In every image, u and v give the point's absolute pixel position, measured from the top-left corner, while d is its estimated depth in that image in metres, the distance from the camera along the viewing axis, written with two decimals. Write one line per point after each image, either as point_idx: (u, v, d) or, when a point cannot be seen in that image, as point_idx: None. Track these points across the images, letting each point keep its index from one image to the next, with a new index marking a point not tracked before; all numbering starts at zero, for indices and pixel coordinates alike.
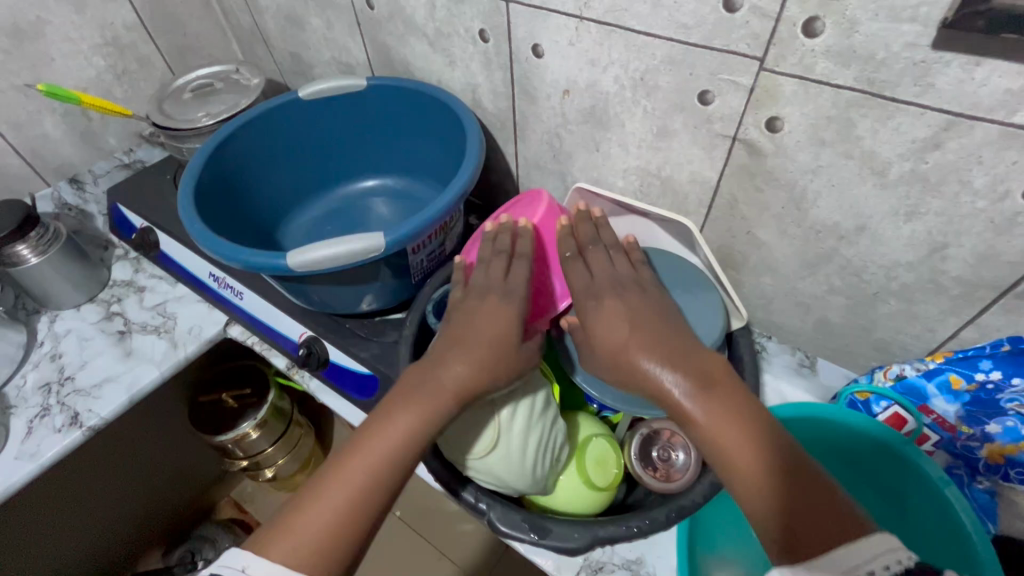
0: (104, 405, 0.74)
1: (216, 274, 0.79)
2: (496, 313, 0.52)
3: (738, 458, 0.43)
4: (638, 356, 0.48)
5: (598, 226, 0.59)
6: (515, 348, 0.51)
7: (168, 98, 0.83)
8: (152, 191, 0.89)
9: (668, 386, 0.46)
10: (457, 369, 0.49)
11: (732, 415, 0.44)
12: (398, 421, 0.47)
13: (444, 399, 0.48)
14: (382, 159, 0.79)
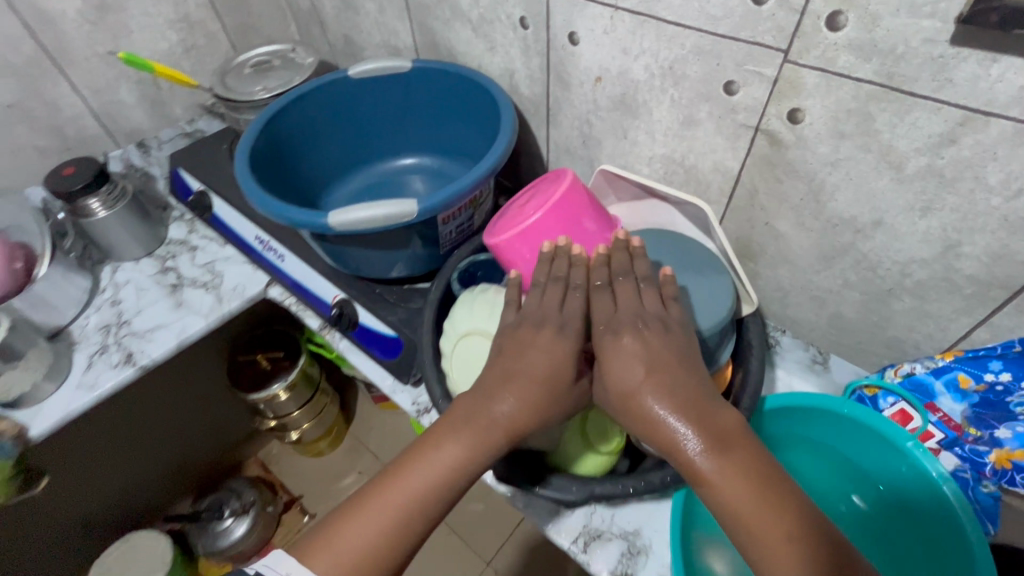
0: (155, 347, 0.81)
1: (261, 238, 0.85)
2: (547, 349, 0.48)
3: (757, 527, 0.40)
4: (649, 404, 0.44)
5: (634, 255, 0.52)
6: (567, 388, 0.48)
7: (231, 72, 0.89)
8: (209, 158, 0.96)
9: (682, 442, 0.43)
10: (507, 406, 0.47)
11: (747, 476, 0.41)
12: (451, 451, 0.47)
13: (499, 436, 0.47)
14: (421, 139, 0.84)
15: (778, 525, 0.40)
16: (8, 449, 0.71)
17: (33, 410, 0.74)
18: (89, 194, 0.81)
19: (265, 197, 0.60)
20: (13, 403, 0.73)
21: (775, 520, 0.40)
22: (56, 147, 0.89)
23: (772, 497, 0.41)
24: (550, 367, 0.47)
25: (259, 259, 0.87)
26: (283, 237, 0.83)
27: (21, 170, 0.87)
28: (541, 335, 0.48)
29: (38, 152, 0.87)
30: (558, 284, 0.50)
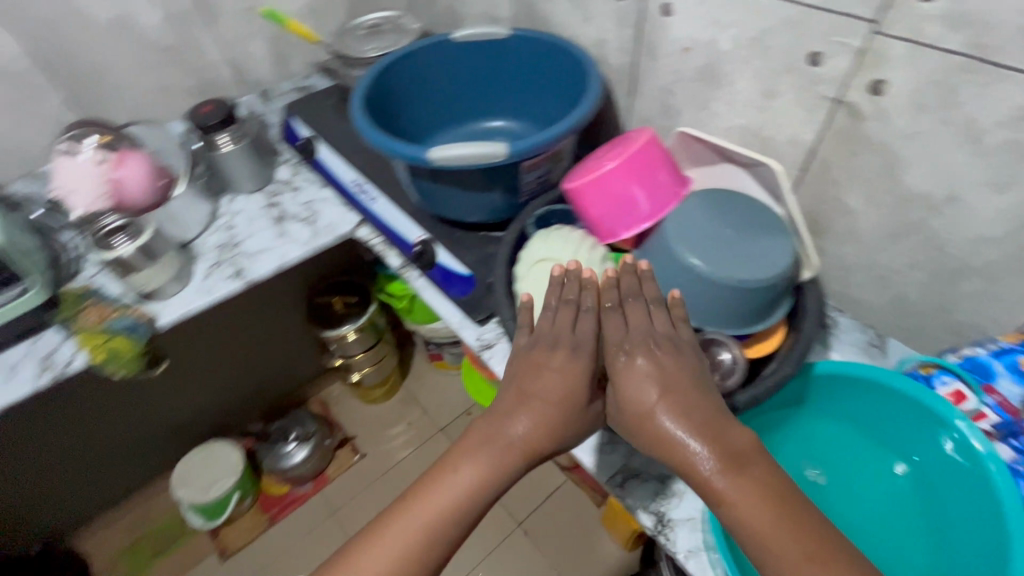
0: (260, 267, 0.92)
1: (358, 182, 0.95)
2: (565, 374, 0.52)
3: (776, 544, 0.43)
4: (664, 422, 0.48)
5: (641, 279, 0.56)
6: (583, 408, 0.52)
7: (348, 32, 0.99)
8: (318, 110, 1.07)
9: (697, 459, 0.46)
10: (526, 426, 0.51)
11: (761, 490, 0.45)
12: (470, 470, 0.51)
13: (514, 455, 0.51)
14: (509, 105, 0.90)
15: (798, 542, 0.43)
16: (143, 330, 0.81)
17: (161, 304, 0.87)
18: (219, 130, 0.94)
19: (377, 136, 0.69)
20: (147, 295, 0.86)
21: (795, 536, 0.43)
22: (196, 88, 1.01)
23: (788, 511, 0.44)
24: (571, 388, 0.52)
25: (353, 200, 0.98)
26: (378, 183, 0.93)
27: (166, 105, 0.99)
28: (563, 360, 0.53)
29: (182, 91, 1.00)
30: (569, 306, 0.55)
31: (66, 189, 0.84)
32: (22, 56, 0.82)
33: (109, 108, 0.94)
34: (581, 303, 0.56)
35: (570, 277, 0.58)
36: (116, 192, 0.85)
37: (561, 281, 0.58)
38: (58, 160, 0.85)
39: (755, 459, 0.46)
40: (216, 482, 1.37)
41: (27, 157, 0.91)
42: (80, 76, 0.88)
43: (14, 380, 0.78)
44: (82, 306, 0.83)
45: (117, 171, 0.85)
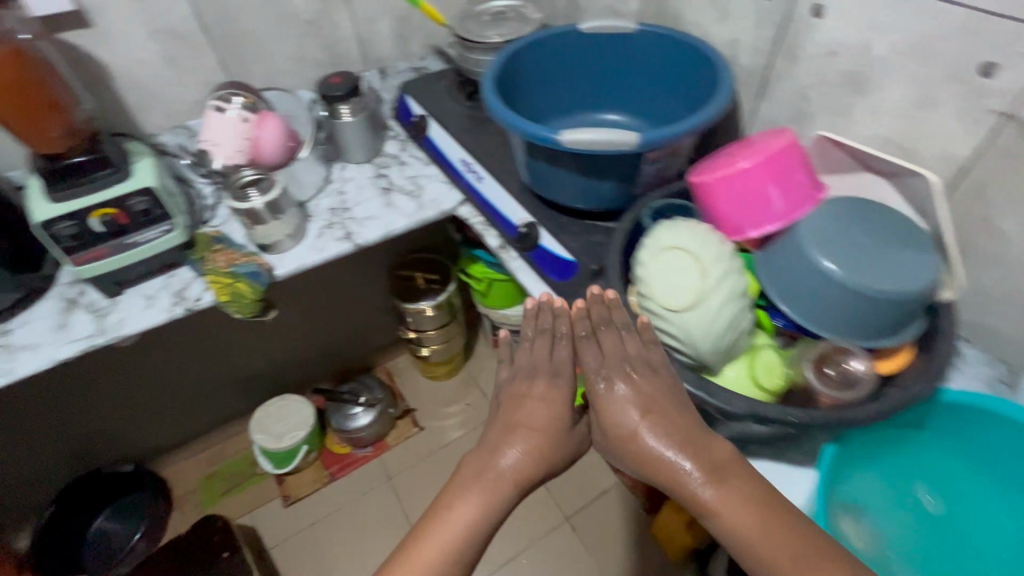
0: (368, 233, 0.98)
1: (466, 160, 0.99)
2: (548, 402, 0.62)
3: (764, 547, 0.49)
4: (645, 438, 0.55)
5: (609, 307, 0.65)
6: (565, 430, 0.61)
7: (471, 18, 1.02)
8: (432, 90, 1.12)
9: (683, 471, 0.53)
10: (516, 453, 0.59)
11: (744, 499, 0.51)
12: (470, 503, 0.57)
13: (507, 484, 0.58)
14: (626, 102, 0.91)
15: (785, 545, 0.49)
16: (263, 277, 0.88)
17: (279, 256, 0.94)
18: (342, 102, 1.01)
19: (509, 116, 0.72)
20: (267, 246, 0.92)
21: (782, 541, 0.49)
22: (326, 60, 1.08)
23: (776, 520, 0.50)
24: (552, 413, 0.61)
25: (458, 177, 1.02)
26: (485, 163, 0.96)
27: (298, 74, 1.06)
28: (547, 388, 0.63)
29: (314, 62, 1.06)
30: (545, 336, 0.66)
31: (211, 140, 0.92)
32: (188, 19, 0.91)
33: (251, 73, 1.02)
34: (559, 332, 0.67)
35: (543, 309, 0.68)
36: (254, 149, 0.92)
37: (535, 314, 0.68)
38: (209, 113, 0.92)
39: (732, 471, 0.53)
40: (290, 432, 1.46)
41: (178, 111, 1.00)
42: (232, 41, 0.96)
43: (153, 308, 0.86)
44: (213, 248, 0.90)
45: (258, 130, 0.92)
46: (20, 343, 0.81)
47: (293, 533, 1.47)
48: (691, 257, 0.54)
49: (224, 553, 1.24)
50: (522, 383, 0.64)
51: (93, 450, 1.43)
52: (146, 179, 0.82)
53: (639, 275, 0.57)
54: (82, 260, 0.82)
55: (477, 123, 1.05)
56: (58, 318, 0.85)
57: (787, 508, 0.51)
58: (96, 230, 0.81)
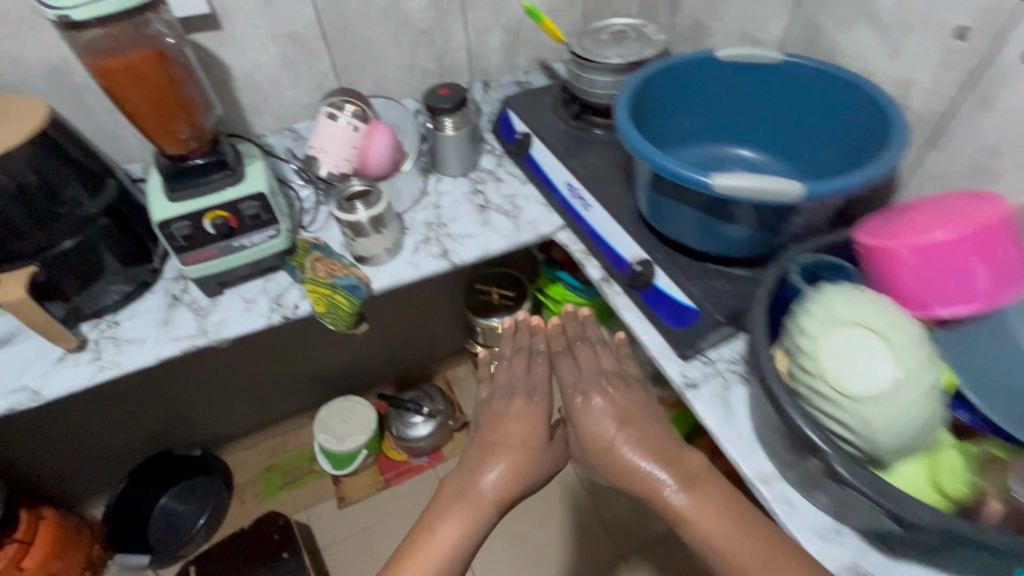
0: (465, 252, 0.95)
1: (572, 185, 0.95)
2: (527, 421, 0.75)
3: (721, 542, 0.61)
4: (619, 447, 0.69)
5: (584, 325, 0.86)
6: (543, 442, 0.74)
7: (588, 35, 0.98)
8: (536, 107, 1.08)
9: (656, 477, 0.66)
10: (500, 467, 0.71)
11: (705, 501, 0.63)
12: (461, 514, 0.68)
13: (490, 495, 0.69)
14: (760, 136, 0.84)
15: (740, 538, 0.60)
16: (361, 291, 0.87)
17: (377, 269, 0.92)
18: (447, 114, 0.98)
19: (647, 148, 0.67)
20: (365, 257, 0.91)
21: (739, 533, 0.61)
22: (434, 70, 1.05)
23: (734, 518, 0.62)
24: (531, 431, 0.74)
25: (562, 201, 0.97)
26: (594, 189, 0.91)
27: (404, 83, 1.05)
28: (527, 406, 0.77)
29: (421, 72, 1.04)
30: (524, 352, 0.85)
31: (319, 147, 0.90)
32: (310, 24, 0.90)
33: (360, 80, 1.01)
34: (539, 350, 0.85)
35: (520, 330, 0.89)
36: (362, 159, 0.91)
37: (513, 334, 0.89)
38: (319, 119, 0.91)
39: (689, 480, 0.65)
40: (352, 435, 1.46)
41: (287, 113, 1.00)
42: (347, 48, 0.96)
43: (252, 312, 0.86)
44: (314, 256, 0.89)
45: (368, 140, 0.91)
46: (126, 337, 0.82)
47: (346, 536, 1.47)
48: (875, 338, 0.49)
49: (283, 553, 1.25)
50: (502, 403, 0.79)
51: (167, 430, 1.48)
52: (258, 184, 0.82)
53: (806, 345, 0.51)
54: (191, 260, 0.82)
55: (582, 145, 1.00)
56: (162, 314, 0.86)
57: (750, 516, 0.62)
58: (208, 231, 0.81)
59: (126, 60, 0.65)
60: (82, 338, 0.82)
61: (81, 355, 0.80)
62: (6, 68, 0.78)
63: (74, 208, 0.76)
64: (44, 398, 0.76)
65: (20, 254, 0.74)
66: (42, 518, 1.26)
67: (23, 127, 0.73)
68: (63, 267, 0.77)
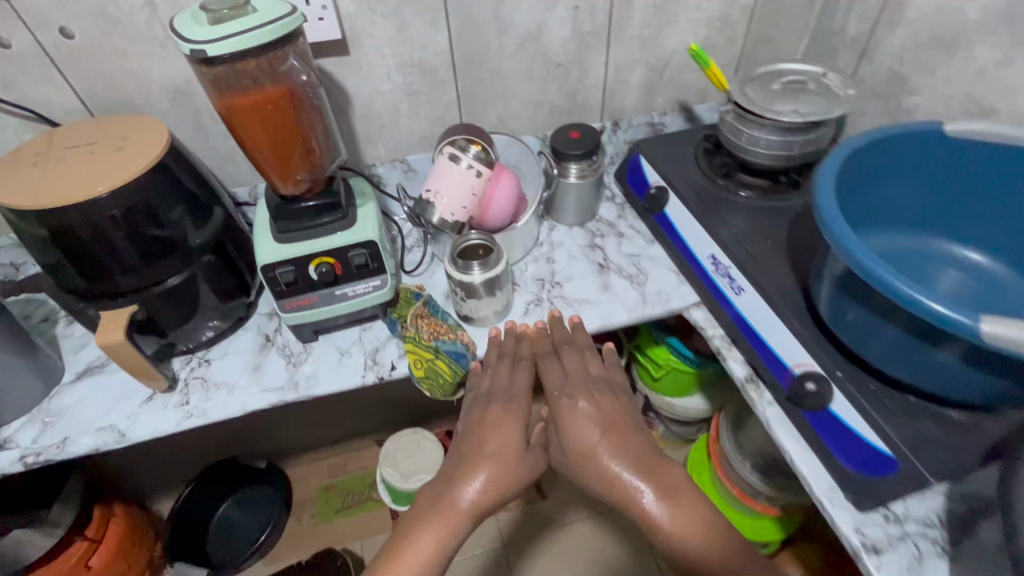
0: (582, 321, 0.83)
1: (718, 260, 0.80)
2: (505, 427, 0.72)
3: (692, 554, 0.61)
4: (604, 458, 0.69)
5: (573, 328, 0.81)
6: (525, 449, 0.72)
7: (754, 83, 0.83)
8: (674, 157, 0.95)
9: (637, 491, 0.65)
10: (482, 478, 0.67)
11: (685, 518, 0.63)
12: (438, 522, 0.65)
13: (470, 504, 0.67)
14: (990, 236, 0.67)
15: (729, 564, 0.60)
16: (462, 355, 0.78)
17: (481, 330, 0.82)
18: (574, 162, 0.86)
19: (866, 260, 0.55)
20: (471, 317, 0.81)
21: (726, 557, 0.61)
22: (563, 108, 0.94)
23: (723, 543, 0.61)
24: (509, 438, 0.71)
25: (702, 274, 0.83)
26: (749, 270, 0.76)
27: (529, 119, 0.94)
28: (505, 411, 0.73)
29: (549, 109, 0.94)
30: (508, 356, 0.79)
31: (433, 190, 0.80)
32: (442, 54, 0.81)
33: (483, 115, 0.91)
34: (526, 355, 0.79)
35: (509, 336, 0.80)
36: (483, 209, 0.82)
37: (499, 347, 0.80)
38: (439, 158, 0.81)
39: (661, 486, 0.66)
40: (416, 473, 1.36)
41: (401, 145, 0.92)
42: (475, 80, 0.86)
43: (345, 367, 0.78)
44: (419, 312, 0.80)
45: (493, 189, 0.82)
46: (215, 380, 0.77)
47: None
48: None
49: None
50: (481, 410, 0.75)
51: (235, 438, 1.47)
52: (370, 231, 0.74)
53: None
54: (290, 306, 0.75)
55: (731, 210, 0.85)
56: (253, 357, 0.80)
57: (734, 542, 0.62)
58: (312, 277, 0.74)
59: (257, 99, 0.58)
60: (173, 375, 0.77)
61: (170, 397, 0.75)
62: (131, 87, 0.74)
63: (179, 243, 0.71)
64: (130, 441, 0.71)
65: (124, 289, 0.70)
66: (112, 516, 1.26)
67: (139, 154, 0.68)
68: (164, 303, 0.72)
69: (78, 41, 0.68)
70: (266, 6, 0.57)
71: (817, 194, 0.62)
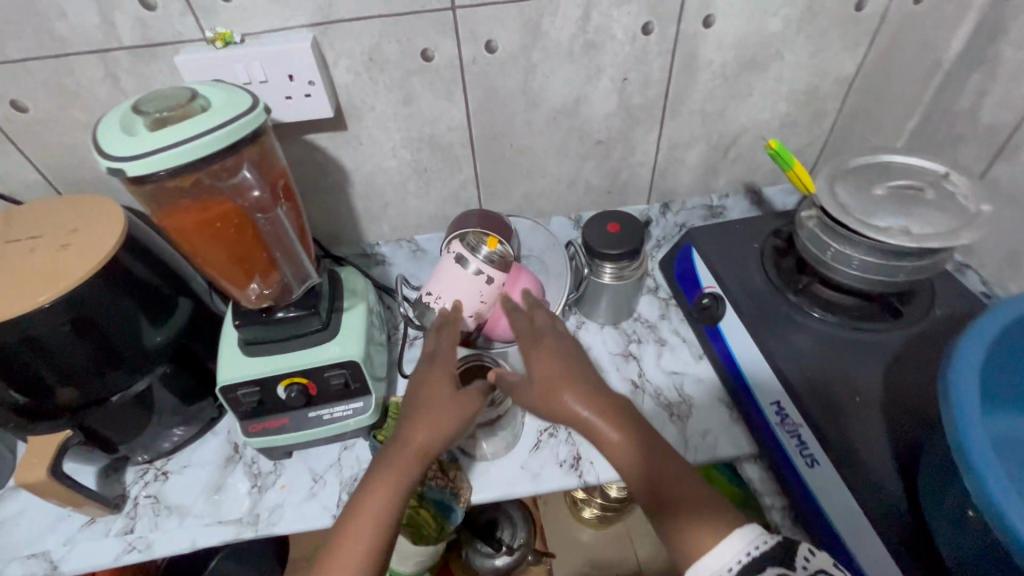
0: (604, 465, 0.67)
1: (782, 408, 0.63)
2: (441, 373, 0.57)
3: (680, 517, 0.46)
4: (563, 399, 0.53)
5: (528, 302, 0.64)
6: (462, 393, 0.57)
7: (847, 184, 0.64)
8: (735, 253, 0.77)
9: (603, 432, 0.51)
10: (420, 430, 0.54)
11: (652, 451, 0.50)
12: (372, 493, 0.51)
13: (411, 465, 0.53)
14: None
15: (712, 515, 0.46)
16: (449, 501, 0.65)
17: (481, 465, 0.67)
18: (608, 261, 0.71)
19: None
20: (469, 451, 0.67)
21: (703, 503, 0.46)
22: (602, 187, 0.78)
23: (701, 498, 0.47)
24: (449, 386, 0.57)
25: (761, 423, 0.65)
26: (826, 437, 0.59)
27: (560, 199, 0.79)
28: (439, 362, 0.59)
29: (585, 187, 0.78)
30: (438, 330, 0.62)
31: (435, 292, 0.67)
32: (457, 129, 0.68)
33: (507, 194, 0.77)
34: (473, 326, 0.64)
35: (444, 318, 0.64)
36: (495, 317, 0.68)
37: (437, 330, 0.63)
38: (447, 254, 0.67)
39: (635, 423, 0.52)
40: None
41: (409, 223, 0.79)
42: (497, 157, 0.72)
43: (315, 500, 0.66)
44: None
45: (508, 295, 0.67)
46: (169, 501, 0.66)
47: None
48: None
49: None
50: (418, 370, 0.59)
51: None
52: (350, 349, 0.61)
53: None
54: (255, 428, 0.63)
55: (806, 337, 0.67)
56: (216, 473, 0.69)
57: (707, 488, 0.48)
58: (281, 398, 0.62)
59: (201, 219, 0.46)
60: (123, 491, 0.67)
61: (115, 520, 0.65)
62: (95, 160, 0.64)
63: (128, 351, 0.60)
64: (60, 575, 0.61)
65: (65, 406, 0.59)
66: None
67: (88, 248, 0.58)
68: (109, 416, 0.62)
69: (32, 113, 0.58)
70: (223, 100, 0.45)
71: (948, 422, 0.45)
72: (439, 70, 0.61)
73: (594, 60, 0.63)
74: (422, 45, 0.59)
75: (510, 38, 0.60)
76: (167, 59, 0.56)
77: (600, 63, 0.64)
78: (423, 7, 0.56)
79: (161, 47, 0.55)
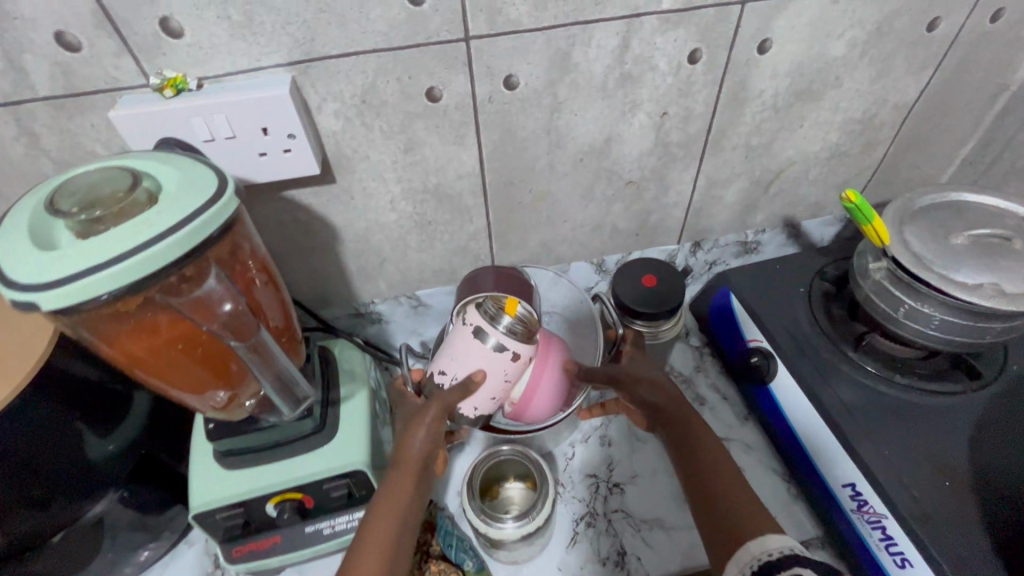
0: (654, 562, 0.58)
1: (857, 493, 0.55)
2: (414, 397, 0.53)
3: (719, 489, 0.42)
4: (650, 386, 0.52)
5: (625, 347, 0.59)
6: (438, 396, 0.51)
7: (920, 229, 0.56)
8: (782, 300, 0.69)
9: (666, 420, 0.49)
10: (416, 438, 0.48)
11: (703, 436, 0.46)
12: (376, 513, 0.43)
13: (410, 478, 0.46)
14: None
15: (739, 506, 0.40)
16: None
17: (511, 570, 0.58)
18: (648, 322, 0.61)
19: None
20: (496, 554, 0.57)
21: (731, 492, 0.41)
22: (629, 230, 0.69)
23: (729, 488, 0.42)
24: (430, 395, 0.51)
25: (831, 507, 0.58)
26: (916, 532, 0.51)
27: (583, 245, 0.69)
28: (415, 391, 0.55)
29: (610, 231, 0.68)
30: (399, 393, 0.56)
31: (449, 372, 0.52)
32: (467, 177, 0.57)
33: (523, 243, 0.67)
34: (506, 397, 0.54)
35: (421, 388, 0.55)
36: (525, 397, 0.55)
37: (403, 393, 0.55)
38: (460, 325, 0.52)
39: (683, 409, 0.49)
40: None
41: (410, 279, 0.67)
42: (513, 204, 0.61)
43: None
44: (428, 550, 0.56)
45: (543, 369, 0.55)
46: None
47: None
48: None
49: None
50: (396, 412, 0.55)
51: None
52: (348, 458, 0.50)
53: None
54: (240, 553, 0.52)
55: (858, 399, 0.60)
56: None
57: (729, 481, 0.42)
58: (270, 516, 0.52)
59: (151, 334, 0.35)
60: None
61: None
62: None
63: (69, 477, 0.47)
64: None
65: None
66: None
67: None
68: (56, 553, 0.50)
69: None
70: (178, 182, 0.34)
71: None
72: (448, 112, 0.50)
73: (630, 94, 0.53)
74: (427, 84, 0.48)
75: (534, 73, 0.49)
76: (100, 112, 0.43)
77: (637, 97, 0.54)
78: (429, 39, 0.45)
79: (89, 98, 0.42)
